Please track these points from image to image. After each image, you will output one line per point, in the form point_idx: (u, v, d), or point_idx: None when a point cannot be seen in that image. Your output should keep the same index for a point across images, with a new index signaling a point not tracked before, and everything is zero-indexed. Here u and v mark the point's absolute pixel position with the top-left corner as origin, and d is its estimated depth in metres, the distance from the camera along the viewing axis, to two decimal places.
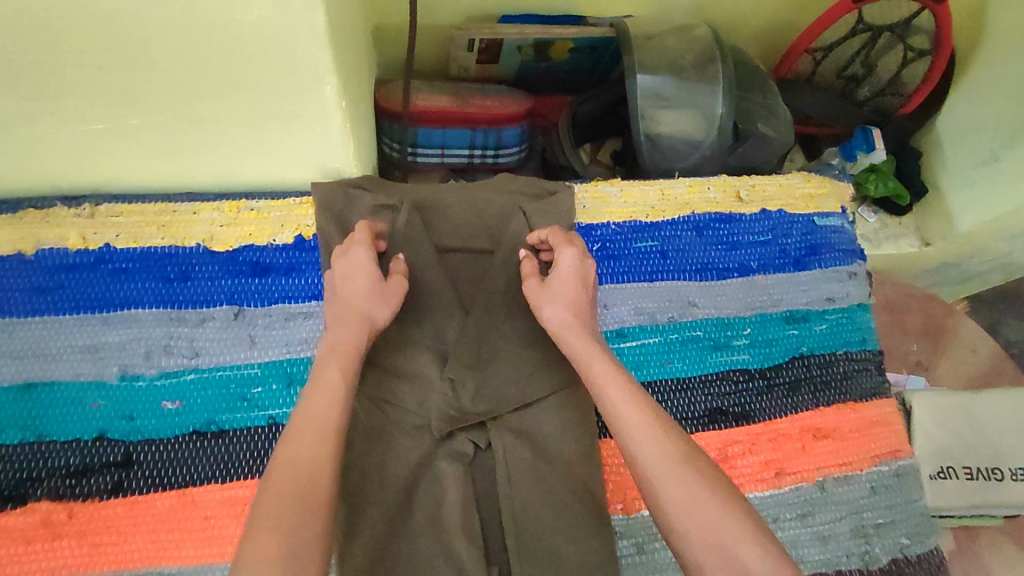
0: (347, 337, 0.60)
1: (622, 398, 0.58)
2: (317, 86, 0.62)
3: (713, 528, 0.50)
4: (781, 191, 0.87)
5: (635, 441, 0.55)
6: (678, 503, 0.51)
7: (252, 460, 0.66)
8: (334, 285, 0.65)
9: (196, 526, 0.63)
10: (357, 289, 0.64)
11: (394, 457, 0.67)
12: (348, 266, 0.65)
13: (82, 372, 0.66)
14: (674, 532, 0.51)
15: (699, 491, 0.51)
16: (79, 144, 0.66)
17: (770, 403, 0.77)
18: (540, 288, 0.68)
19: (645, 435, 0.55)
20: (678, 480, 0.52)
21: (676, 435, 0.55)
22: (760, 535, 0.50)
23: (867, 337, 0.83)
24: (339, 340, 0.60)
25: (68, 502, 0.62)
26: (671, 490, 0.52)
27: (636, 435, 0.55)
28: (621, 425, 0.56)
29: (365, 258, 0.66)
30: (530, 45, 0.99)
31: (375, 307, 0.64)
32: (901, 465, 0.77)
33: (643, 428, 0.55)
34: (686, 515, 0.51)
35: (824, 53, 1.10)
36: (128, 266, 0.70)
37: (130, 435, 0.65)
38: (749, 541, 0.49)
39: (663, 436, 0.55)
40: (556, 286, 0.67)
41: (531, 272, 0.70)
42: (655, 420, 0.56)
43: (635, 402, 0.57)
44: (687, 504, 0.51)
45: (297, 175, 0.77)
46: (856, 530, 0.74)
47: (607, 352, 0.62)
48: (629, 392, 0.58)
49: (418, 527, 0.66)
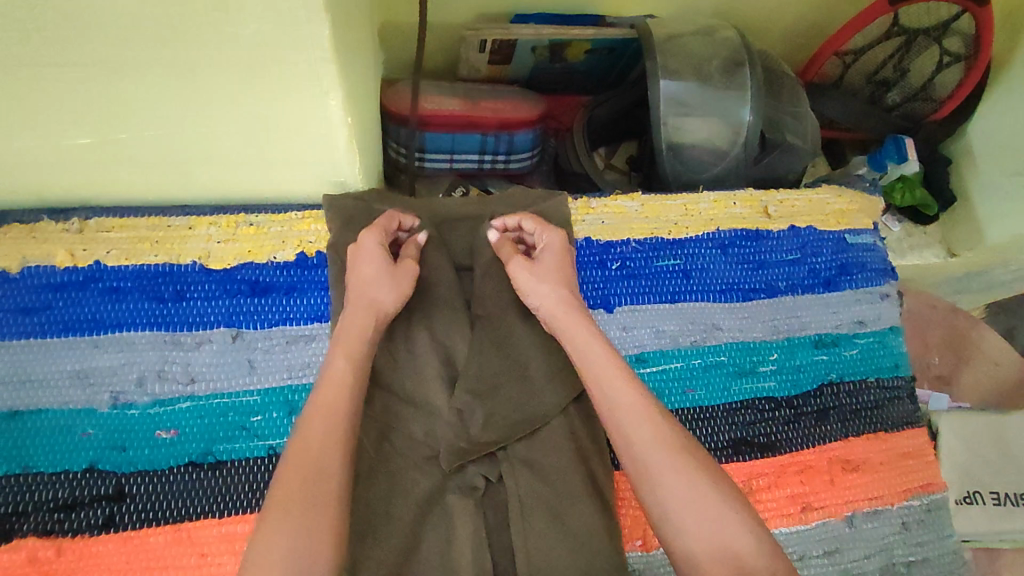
0: (352, 367, 0.56)
1: (617, 384, 0.57)
2: (321, 99, 0.58)
3: (713, 523, 0.50)
4: (810, 206, 0.83)
5: (632, 430, 0.55)
6: (680, 496, 0.52)
7: (250, 493, 0.62)
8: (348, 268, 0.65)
9: (192, 563, 0.59)
10: (369, 272, 0.64)
11: (400, 492, 0.63)
12: (357, 251, 0.65)
13: (72, 399, 0.63)
14: (671, 524, 0.51)
15: (698, 483, 0.52)
16: (65, 157, 0.62)
17: (797, 433, 0.73)
18: (526, 263, 0.67)
19: (642, 422, 0.55)
20: (677, 471, 0.52)
21: (672, 424, 0.56)
22: (755, 529, 0.51)
23: (898, 362, 0.78)
24: (342, 370, 0.56)
25: (56, 538, 0.59)
26: (671, 482, 0.52)
27: (636, 423, 0.55)
28: (617, 412, 0.56)
29: (373, 244, 0.65)
30: (545, 45, 0.95)
31: (386, 293, 0.63)
32: (933, 499, 0.73)
33: (640, 416, 0.55)
34: (685, 508, 0.51)
35: (854, 57, 1.04)
36: (120, 285, 0.66)
37: (121, 467, 0.61)
38: (747, 535, 0.50)
39: (661, 425, 0.55)
40: (541, 266, 0.67)
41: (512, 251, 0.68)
42: (653, 409, 0.56)
43: (632, 388, 0.57)
44: (681, 489, 0.52)
45: (300, 188, 0.72)
46: (885, 568, 0.70)
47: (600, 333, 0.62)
48: (624, 377, 0.58)
49: (425, 566, 0.62)
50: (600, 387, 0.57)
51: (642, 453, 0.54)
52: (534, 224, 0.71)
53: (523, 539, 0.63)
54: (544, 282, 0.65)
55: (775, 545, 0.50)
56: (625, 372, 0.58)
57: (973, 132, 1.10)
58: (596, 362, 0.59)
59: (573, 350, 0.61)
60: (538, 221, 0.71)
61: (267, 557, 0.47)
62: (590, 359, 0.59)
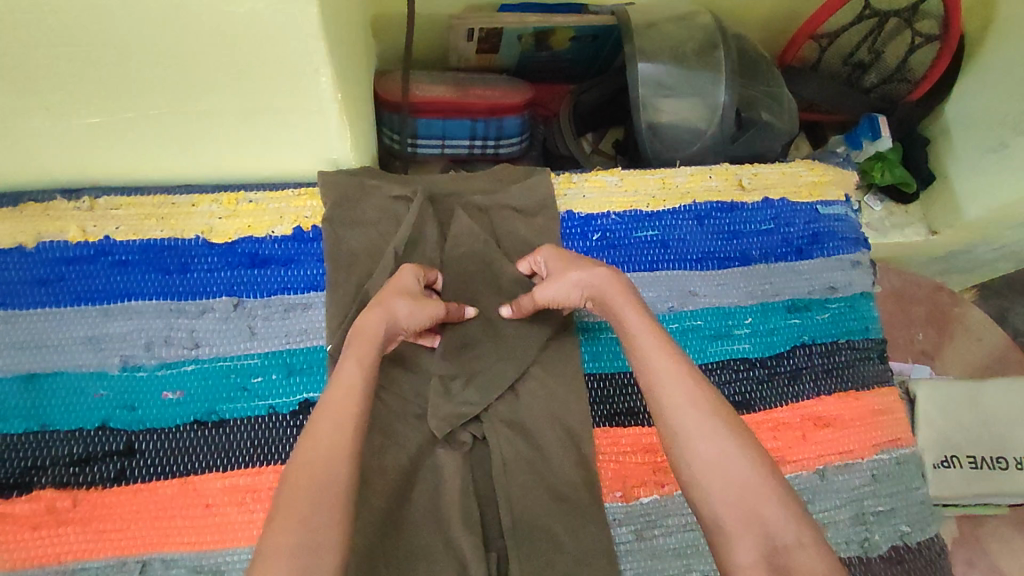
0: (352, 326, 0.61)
1: (657, 351, 0.58)
2: (313, 75, 0.62)
3: (738, 487, 0.51)
4: (783, 179, 0.87)
5: (669, 392, 0.56)
6: (711, 461, 0.52)
7: (252, 449, 0.66)
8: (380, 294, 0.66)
9: (198, 513, 0.64)
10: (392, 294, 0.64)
11: (394, 446, 0.67)
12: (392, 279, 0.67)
13: (85, 362, 0.67)
14: (697, 484, 0.52)
15: (729, 448, 0.52)
16: (76, 137, 0.66)
17: (771, 392, 0.76)
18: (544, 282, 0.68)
19: (677, 387, 0.56)
20: (708, 435, 0.53)
21: (707, 390, 0.56)
22: (783, 496, 0.51)
23: (869, 325, 0.82)
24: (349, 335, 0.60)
25: (72, 489, 0.63)
26: (706, 446, 0.53)
27: (670, 388, 0.56)
28: (656, 376, 0.57)
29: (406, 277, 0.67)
30: (531, 33, 0.99)
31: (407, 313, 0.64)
32: (902, 453, 0.77)
33: (678, 381, 0.56)
34: (713, 472, 0.52)
35: (829, 40, 1.10)
36: (128, 258, 0.71)
37: (131, 425, 0.66)
38: (774, 499, 0.50)
39: (697, 391, 0.55)
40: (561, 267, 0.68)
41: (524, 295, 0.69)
42: (693, 377, 0.57)
43: (669, 356, 0.58)
44: (713, 454, 0.52)
45: (296, 166, 0.77)
46: (856, 517, 0.73)
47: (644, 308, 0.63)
48: (665, 345, 0.59)
49: (418, 518, 0.65)
50: (638, 355, 0.59)
51: (675, 416, 0.54)
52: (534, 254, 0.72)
53: (507, 490, 0.66)
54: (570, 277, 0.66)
55: (801, 513, 0.50)
56: (664, 344, 0.59)
57: (949, 112, 1.14)
58: (636, 333, 0.60)
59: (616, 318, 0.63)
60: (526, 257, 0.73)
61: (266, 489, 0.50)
62: (630, 331, 0.61)
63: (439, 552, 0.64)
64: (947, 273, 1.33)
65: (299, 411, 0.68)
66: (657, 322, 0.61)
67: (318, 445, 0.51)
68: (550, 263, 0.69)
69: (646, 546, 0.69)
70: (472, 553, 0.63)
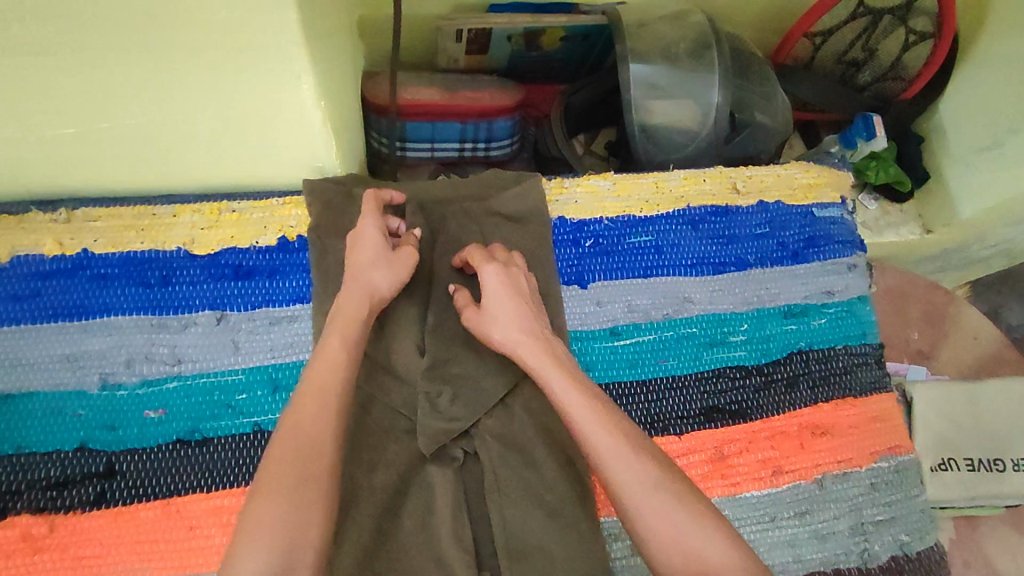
0: (335, 341, 0.59)
1: (596, 426, 0.57)
2: (294, 82, 0.60)
3: (696, 556, 0.52)
4: (778, 182, 0.85)
5: (618, 470, 0.55)
6: (667, 534, 0.52)
7: (238, 468, 0.64)
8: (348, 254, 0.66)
9: (181, 536, 0.62)
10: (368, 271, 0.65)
11: (383, 463, 0.65)
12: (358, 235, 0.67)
13: (62, 381, 0.65)
14: (656, 558, 0.53)
15: (682, 519, 0.53)
16: (50, 148, 0.64)
17: (768, 399, 0.75)
18: (478, 314, 0.66)
19: (625, 463, 0.55)
20: (660, 510, 0.53)
21: (654, 457, 0.56)
22: (738, 555, 0.52)
23: (867, 330, 0.81)
24: (331, 357, 0.57)
25: (49, 515, 0.61)
26: (660, 522, 0.53)
27: (614, 461, 0.55)
28: (601, 454, 0.56)
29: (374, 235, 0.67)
30: (520, 34, 0.97)
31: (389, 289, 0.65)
32: (901, 461, 0.75)
33: (623, 456, 0.55)
34: (671, 548, 0.52)
35: (823, 39, 1.09)
36: (107, 272, 0.68)
37: (111, 446, 0.63)
38: (729, 559, 0.52)
39: (643, 463, 0.55)
40: (494, 309, 0.65)
41: (465, 303, 0.68)
42: (635, 447, 0.56)
43: (607, 426, 0.57)
44: (667, 525, 0.53)
45: (280, 174, 0.75)
46: (855, 528, 0.72)
47: (570, 370, 0.61)
48: (602, 414, 0.57)
49: (408, 537, 0.64)
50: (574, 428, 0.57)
51: (627, 495, 0.54)
52: (476, 261, 0.69)
53: (500, 507, 0.65)
54: (501, 325, 0.65)
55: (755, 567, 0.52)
56: (600, 410, 0.58)
57: (942, 110, 1.13)
58: (570, 402, 0.58)
59: (550, 391, 0.60)
60: (473, 254, 0.70)
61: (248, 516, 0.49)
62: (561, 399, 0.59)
63: (431, 571, 0.62)
64: (942, 271, 1.33)
65: None
66: (586, 382, 0.60)
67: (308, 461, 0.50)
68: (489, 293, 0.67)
69: (642, 561, 0.68)
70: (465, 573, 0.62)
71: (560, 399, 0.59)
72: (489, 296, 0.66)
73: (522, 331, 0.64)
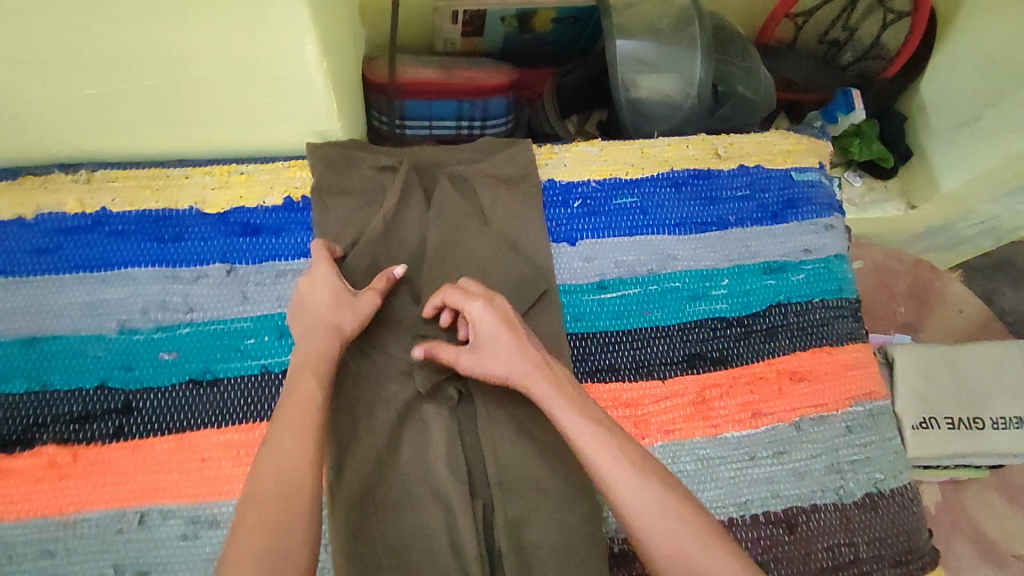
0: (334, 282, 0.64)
1: (599, 449, 0.59)
2: (299, 44, 0.65)
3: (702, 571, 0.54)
4: (758, 148, 0.90)
5: (625, 493, 0.57)
6: (674, 550, 0.55)
7: (246, 407, 0.69)
8: (299, 300, 0.67)
9: (193, 467, 0.66)
10: (322, 302, 0.66)
11: (382, 401, 0.69)
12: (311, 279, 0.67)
13: (83, 326, 0.69)
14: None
15: (684, 534, 0.55)
16: (73, 110, 0.69)
17: (748, 348, 0.79)
18: (471, 356, 0.67)
19: (630, 484, 0.57)
20: (664, 527, 0.55)
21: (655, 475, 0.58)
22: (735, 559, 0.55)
23: (844, 286, 0.84)
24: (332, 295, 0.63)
25: (72, 445, 0.65)
26: (665, 539, 0.55)
27: (620, 482, 0.57)
28: (608, 477, 0.58)
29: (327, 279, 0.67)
30: (514, 15, 1.03)
31: (343, 315, 0.66)
32: (876, 405, 0.79)
33: (627, 477, 0.57)
34: (676, 562, 0.54)
35: (804, 19, 1.15)
36: (125, 228, 0.73)
37: (128, 384, 0.68)
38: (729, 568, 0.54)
39: (645, 479, 0.58)
40: (489, 350, 0.66)
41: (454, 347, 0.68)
42: (637, 469, 0.58)
43: (609, 447, 0.59)
44: (671, 544, 0.55)
45: (287, 139, 0.80)
46: (831, 466, 0.76)
47: (569, 393, 0.63)
48: (603, 436, 0.60)
49: (405, 468, 0.68)
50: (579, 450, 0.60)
51: (633, 515, 0.56)
52: (455, 302, 0.68)
53: (492, 443, 0.69)
54: (500, 364, 0.65)
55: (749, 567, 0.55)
56: (600, 430, 0.60)
57: (924, 90, 1.17)
58: (573, 424, 0.61)
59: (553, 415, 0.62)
60: (450, 294, 0.69)
61: (269, 465, 0.56)
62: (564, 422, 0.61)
63: (426, 500, 0.67)
64: (931, 250, 1.36)
65: (291, 369, 0.71)
66: (585, 404, 0.63)
67: (279, 467, 0.55)
68: (479, 333, 0.66)
69: None
70: (459, 501, 0.66)
71: (563, 422, 0.61)
72: (479, 334, 0.67)
73: (516, 363, 0.65)
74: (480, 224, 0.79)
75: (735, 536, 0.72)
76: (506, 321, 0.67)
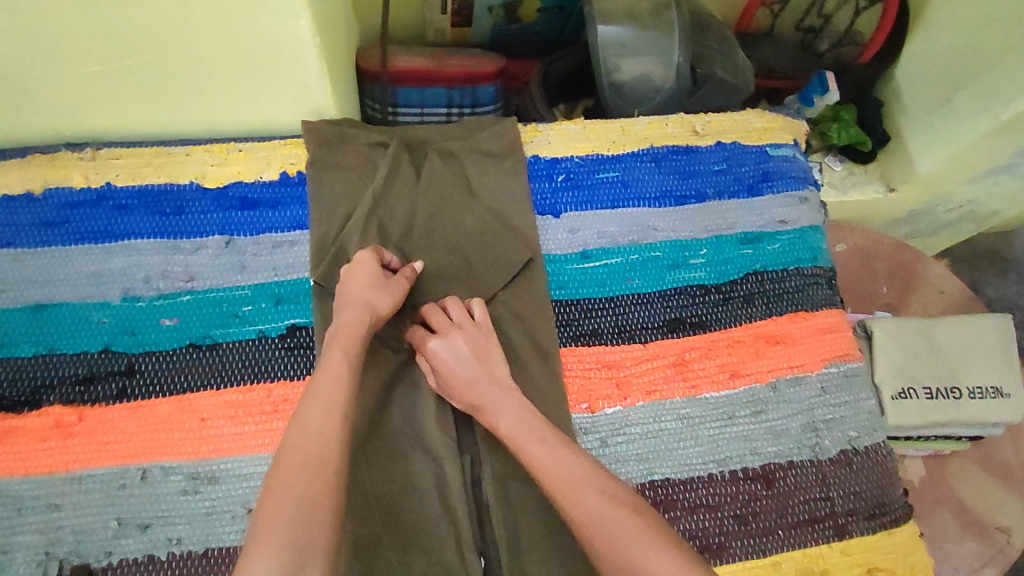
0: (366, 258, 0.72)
1: (549, 464, 0.61)
2: (293, 22, 0.68)
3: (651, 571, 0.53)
4: (735, 125, 0.94)
5: (570, 505, 0.58)
6: (620, 556, 0.55)
7: (244, 369, 0.72)
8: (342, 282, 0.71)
9: (193, 426, 0.69)
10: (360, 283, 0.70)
11: (375, 363, 0.73)
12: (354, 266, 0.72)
13: (88, 294, 0.73)
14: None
15: (632, 537, 0.55)
16: (77, 86, 0.72)
17: (726, 313, 0.82)
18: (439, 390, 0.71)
19: (579, 494, 0.58)
20: (612, 532, 0.56)
21: (603, 478, 0.60)
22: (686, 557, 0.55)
23: (818, 255, 0.88)
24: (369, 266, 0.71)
25: (78, 406, 0.68)
26: (609, 550, 0.55)
27: (569, 494, 0.58)
28: (558, 490, 0.59)
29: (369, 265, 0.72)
30: (500, 4, 1.08)
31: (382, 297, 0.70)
32: (850, 366, 0.82)
33: (575, 488, 0.59)
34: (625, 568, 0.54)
35: (780, 5, 1.23)
36: (128, 203, 0.77)
37: (132, 348, 0.71)
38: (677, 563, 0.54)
39: (594, 486, 0.59)
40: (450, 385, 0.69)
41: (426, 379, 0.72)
42: (583, 481, 0.59)
43: (560, 458, 0.61)
44: (619, 548, 0.55)
45: (283, 118, 0.83)
46: (806, 425, 0.79)
47: (522, 414, 0.65)
48: (553, 449, 0.62)
49: (396, 426, 0.71)
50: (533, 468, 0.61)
51: (585, 524, 0.57)
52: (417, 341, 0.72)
53: None
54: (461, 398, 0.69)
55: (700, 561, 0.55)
56: (552, 444, 0.62)
57: (900, 74, 1.20)
58: (527, 444, 0.63)
59: (508, 438, 0.65)
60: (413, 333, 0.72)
61: None
62: (519, 444, 0.63)
63: (417, 456, 0.70)
64: (914, 236, 1.39)
65: (287, 334, 0.74)
66: (535, 422, 0.65)
67: None
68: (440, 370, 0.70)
69: (609, 453, 0.75)
70: (448, 456, 0.70)
71: (517, 443, 0.63)
72: (438, 371, 0.70)
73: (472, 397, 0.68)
74: (468, 199, 0.82)
75: (713, 491, 0.75)
76: (461, 360, 0.69)
